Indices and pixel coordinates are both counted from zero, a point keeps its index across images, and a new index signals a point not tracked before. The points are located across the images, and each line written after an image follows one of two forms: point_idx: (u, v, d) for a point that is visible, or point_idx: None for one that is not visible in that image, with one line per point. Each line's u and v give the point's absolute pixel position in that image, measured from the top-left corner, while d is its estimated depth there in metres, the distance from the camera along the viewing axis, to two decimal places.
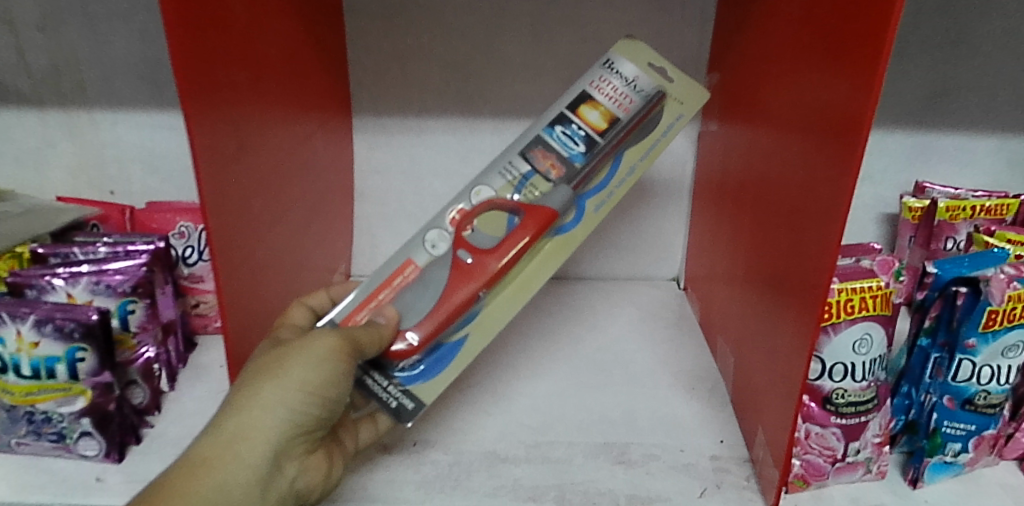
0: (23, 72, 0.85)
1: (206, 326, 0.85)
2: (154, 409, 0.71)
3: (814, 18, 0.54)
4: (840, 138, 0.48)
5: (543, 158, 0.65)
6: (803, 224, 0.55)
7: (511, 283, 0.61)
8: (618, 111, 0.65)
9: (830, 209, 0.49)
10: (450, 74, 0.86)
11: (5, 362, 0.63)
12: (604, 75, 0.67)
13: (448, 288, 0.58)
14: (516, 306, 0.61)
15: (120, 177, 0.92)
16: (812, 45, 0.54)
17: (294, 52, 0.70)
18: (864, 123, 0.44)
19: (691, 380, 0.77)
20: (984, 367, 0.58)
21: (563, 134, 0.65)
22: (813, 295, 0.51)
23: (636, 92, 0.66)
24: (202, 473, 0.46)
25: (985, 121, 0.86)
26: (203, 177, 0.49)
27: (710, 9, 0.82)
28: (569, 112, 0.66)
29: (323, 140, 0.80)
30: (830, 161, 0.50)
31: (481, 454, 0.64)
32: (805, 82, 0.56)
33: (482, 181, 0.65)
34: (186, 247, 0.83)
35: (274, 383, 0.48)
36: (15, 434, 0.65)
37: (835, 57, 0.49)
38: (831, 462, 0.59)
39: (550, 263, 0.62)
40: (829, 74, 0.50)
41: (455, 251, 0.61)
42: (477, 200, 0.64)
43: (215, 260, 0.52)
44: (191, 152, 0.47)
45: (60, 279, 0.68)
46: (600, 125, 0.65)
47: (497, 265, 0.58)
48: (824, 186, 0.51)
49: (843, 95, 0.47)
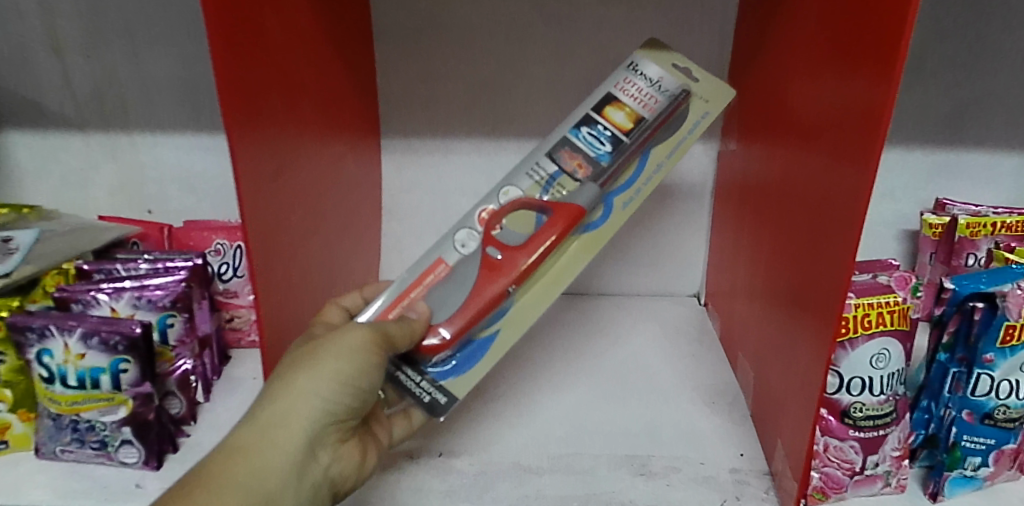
0: (69, 97, 0.90)
1: (239, 339, 0.89)
2: (190, 418, 0.74)
3: (833, 19, 0.55)
4: (862, 137, 0.48)
5: (570, 159, 0.67)
6: (824, 224, 0.55)
7: (544, 277, 0.63)
8: (643, 110, 0.68)
9: (850, 205, 0.50)
10: (476, 97, 0.89)
11: (53, 372, 0.66)
12: (628, 77, 0.70)
13: (479, 284, 0.60)
14: (547, 300, 0.62)
15: (159, 197, 0.96)
16: (831, 47, 0.56)
17: (328, 75, 0.74)
18: (883, 117, 0.45)
19: (712, 394, 0.78)
20: (1002, 381, 0.58)
21: (589, 135, 0.68)
22: (835, 289, 0.52)
23: (661, 91, 0.68)
24: (240, 460, 0.48)
25: (1006, 139, 0.87)
26: (242, 178, 0.51)
27: (729, 31, 0.84)
28: (595, 113, 0.69)
29: (354, 161, 0.83)
30: (849, 158, 0.50)
31: (505, 464, 0.66)
32: (825, 83, 0.57)
33: (510, 182, 0.68)
34: (222, 264, 0.87)
35: (308, 372, 0.51)
36: (60, 441, 0.68)
37: (854, 56, 0.51)
38: (849, 475, 0.59)
39: (580, 257, 0.63)
40: (848, 73, 0.51)
41: (484, 249, 0.63)
42: (505, 200, 0.67)
43: (251, 259, 0.54)
44: (230, 154, 0.50)
45: (104, 294, 0.71)
46: (626, 125, 0.67)
47: (526, 261, 0.60)
48: (844, 183, 0.51)
49: (862, 91, 0.48)
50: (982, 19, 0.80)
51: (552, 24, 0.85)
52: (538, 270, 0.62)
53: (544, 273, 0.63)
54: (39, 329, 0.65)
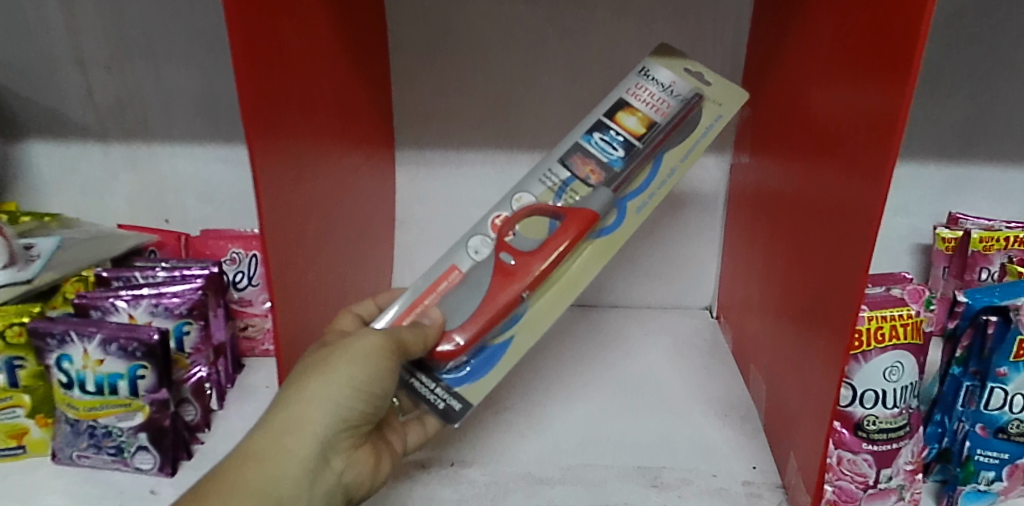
0: (91, 108, 0.92)
1: (253, 348, 0.90)
2: (205, 426, 0.75)
3: (846, 32, 0.56)
4: (876, 142, 0.48)
5: (582, 164, 0.68)
6: (838, 231, 0.55)
7: (557, 283, 0.63)
8: (655, 115, 0.69)
9: (863, 211, 0.50)
10: (489, 109, 0.90)
11: (72, 378, 0.67)
12: (640, 82, 0.71)
13: (492, 289, 0.60)
14: (562, 305, 0.62)
15: (176, 207, 0.98)
16: (848, 55, 0.55)
17: (345, 87, 0.75)
18: (898, 124, 0.45)
19: (725, 407, 0.78)
20: (1017, 395, 0.58)
21: (601, 140, 0.69)
22: (848, 295, 0.52)
23: (673, 96, 0.69)
24: (253, 466, 0.49)
25: (1020, 153, 0.87)
26: (261, 182, 0.52)
27: (742, 44, 0.85)
28: (607, 119, 0.70)
29: (369, 172, 0.84)
30: (863, 165, 0.51)
31: (518, 475, 0.66)
32: (841, 90, 0.57)
33: (523, 189, 0.69)
34: (238, 273, 0.88)
35: (320, 379, 0.52)
36: (77, 447, 0.69)
37: (870, 64, 0.51)
38: (863, 488, 0.59)
39: (593, 262, 0.63)
40: (864, 80, 0.51)
41: (498, 255, 0.63)
42: (518, 206, 0.68)
43: (268, 261, 0.55)
44: (250, 160, 0.51)
45: (123, 301, 0.72)
46: (638, 130, 0.68)
47: (540, 267, 0.60)
48: (858, 189, 0.51)
49: (877, 98, 0.48)
50: (995, 34, 0.80)
51: (566, 37, 0.86)
52: (553, 273, 0.62)
53: (557, 280, 0.63)
54: (59, 335, 0.66)
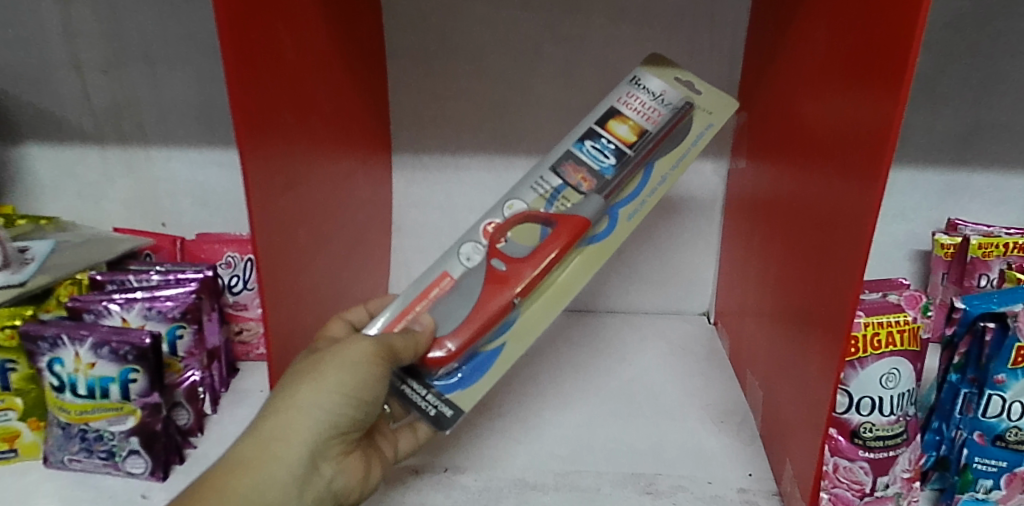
0: (87, 112, 0.92)
1: (248, 353, 0.89)
2: (198, 430, 0.75)
3: (840, 42, 0.56)
4: (870, 151, 0.48)
5: (574, 172, 0.68)
6: (833, 240, 0.55)
7: (549, 290, 0.62)
8: (646, 123, 0.68)
9: (858, 219, 0.50)
10: (486, 115, 0.90)
11: (63, 381, 0.67)
12: (631, 91, 0.71)
13: (484, 296, 0.60)
14: (552, 312, 0.62)
15: (172, 210, 0.98)
16: (842, 63, 0.55)
17: (339, 90, 0.74)
18: (892, 133, 0.44)
19: (720, 414, 0.77)
20: (1014, 402, 0.58)
21: (593, 148, 0.68)
22: (843, 305, 0.51)
23: (664, 105, 0.69)
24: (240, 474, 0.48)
25: (1018, 159, 0.86)
26: (252, 188, 0.52)
27: (739, 51, 0.85)
28: (599, 127, 0.69)
29: (364, 176, 0.84)
30: (857, 174, 0.50)
31: (510, 481, 0.66)
32: (835, 99, 0.56)
33: (514, 196, 0.68)
34: (233, 276, 0.88)
35: (310, 385, 0.51)
36: (68, 450, 0.69)
37: (863, 74, 0.50)
38: (860, 496, 0.58)
39: (585, 269, 0.63)
40: (857, 90, 0.51)
41: (489, 262, 0.63)
42: (510, 213, 0.67)
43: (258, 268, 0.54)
44: (241, 165, 0.51)
45: (116, 304, 0.71)
46: (629, 138, 0.68)
47: (531, 273, 0.60)
48: (852, 197, 0.51)
49: (870, 107, 0.48)
50: (993, 41, 0.80)
51: (563, 42, 0.86)
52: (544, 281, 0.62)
53: (547, 287, 0.62)
54: (51, 339, 0.65)
